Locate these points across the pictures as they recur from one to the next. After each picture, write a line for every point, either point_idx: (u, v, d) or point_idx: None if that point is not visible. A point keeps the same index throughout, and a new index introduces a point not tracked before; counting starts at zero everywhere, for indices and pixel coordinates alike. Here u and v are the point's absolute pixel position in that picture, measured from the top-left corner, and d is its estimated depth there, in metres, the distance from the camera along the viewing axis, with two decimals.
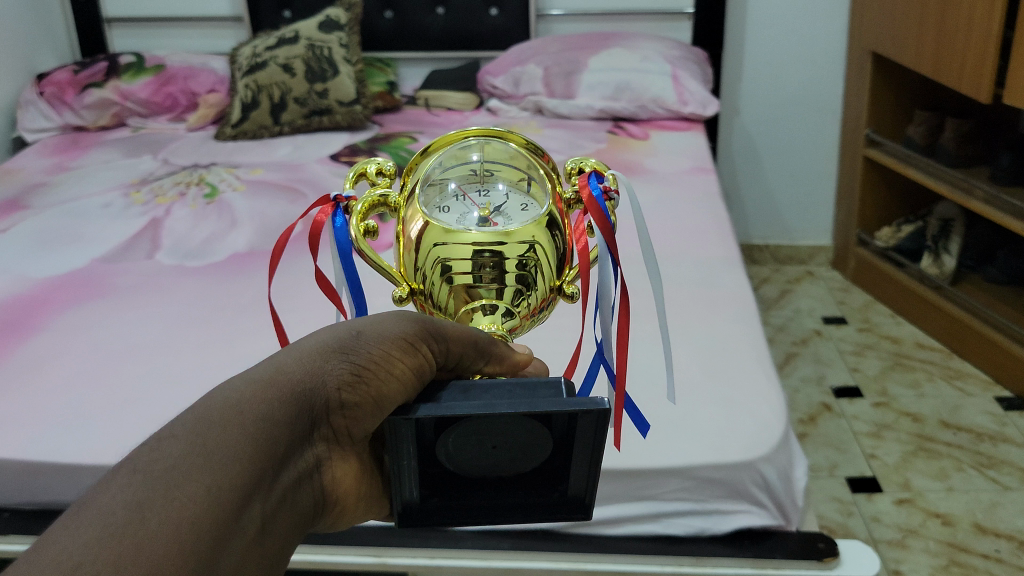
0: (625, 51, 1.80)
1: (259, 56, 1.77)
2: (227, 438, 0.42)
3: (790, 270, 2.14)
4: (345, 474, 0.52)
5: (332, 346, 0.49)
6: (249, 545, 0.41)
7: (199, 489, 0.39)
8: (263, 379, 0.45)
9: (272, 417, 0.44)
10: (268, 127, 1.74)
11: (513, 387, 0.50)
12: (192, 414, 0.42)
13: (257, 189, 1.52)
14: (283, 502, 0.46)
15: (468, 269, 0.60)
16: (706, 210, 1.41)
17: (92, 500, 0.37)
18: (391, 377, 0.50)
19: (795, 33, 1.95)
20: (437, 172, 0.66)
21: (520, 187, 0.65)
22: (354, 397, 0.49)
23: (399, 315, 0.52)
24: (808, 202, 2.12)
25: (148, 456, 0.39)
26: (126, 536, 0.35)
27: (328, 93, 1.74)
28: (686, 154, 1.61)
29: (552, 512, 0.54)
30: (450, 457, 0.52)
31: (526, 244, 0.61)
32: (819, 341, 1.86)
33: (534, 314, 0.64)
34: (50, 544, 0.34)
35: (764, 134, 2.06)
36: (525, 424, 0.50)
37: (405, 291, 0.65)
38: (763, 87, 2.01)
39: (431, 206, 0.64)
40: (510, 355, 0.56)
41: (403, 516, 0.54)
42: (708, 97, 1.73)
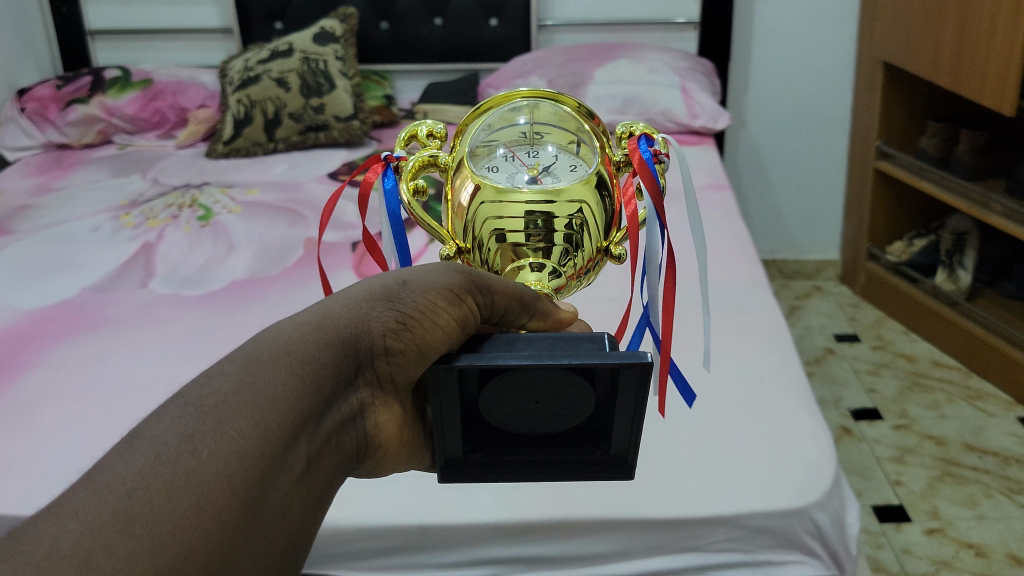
0: (632, 62, 1.74)
1: (251, 70, 1.69)
2: (275, 374, 0.46)
3: (797, 285, 2.09)
4: (389, 421, 0.56)
5: (376, 294, 0.53)
6: (297, 480, 0.46)
7: (248, 425, 0.42)
8: (312, 321, 0.50)
9: (318, 359, 0.48)
10: (261, 144, 1.67)
11: (557, 342, 0.54)
12: (244, 353, 0.47)
13: (254, 210, 1.45)
14: (330, 442, 0.50)
15: (520, 228, 0.62)
16: (727, 230, 1.35)
17: (150, 429, 0.41)
18: (436, 326, 0.54)
19: (803, 43, 1.90)
20: (485, 135, 0.68)
21: (569, 149, 0.67)
22: (397, 343, 0.53)
23: (445, 265, 0.56)
24: (815, 215, 2.07)
25: (198, 392, 0.43)
26: (178, 466, 0.39)
27: (325, 108, 1.67)
28: (699, 170, 1.55)
29: (595, 470, 0.58)
30: (491, 411, 0.56)
31: (577, 204, 0.63)
32: (833, 359, 1.81)
33: (580, 274, 0.65)
34: (108, 470, 0.39)
35: (771, 147, 2.00)
36: (569, 379, 0.54)
37: (451, 250, 0.66)
38: (771, 98, 1.95)
39: (481, 164, 0.66)
40: (556, 312, 0.59)
41: (446, 470, 0.57)
42: (718, 110, 1.67)
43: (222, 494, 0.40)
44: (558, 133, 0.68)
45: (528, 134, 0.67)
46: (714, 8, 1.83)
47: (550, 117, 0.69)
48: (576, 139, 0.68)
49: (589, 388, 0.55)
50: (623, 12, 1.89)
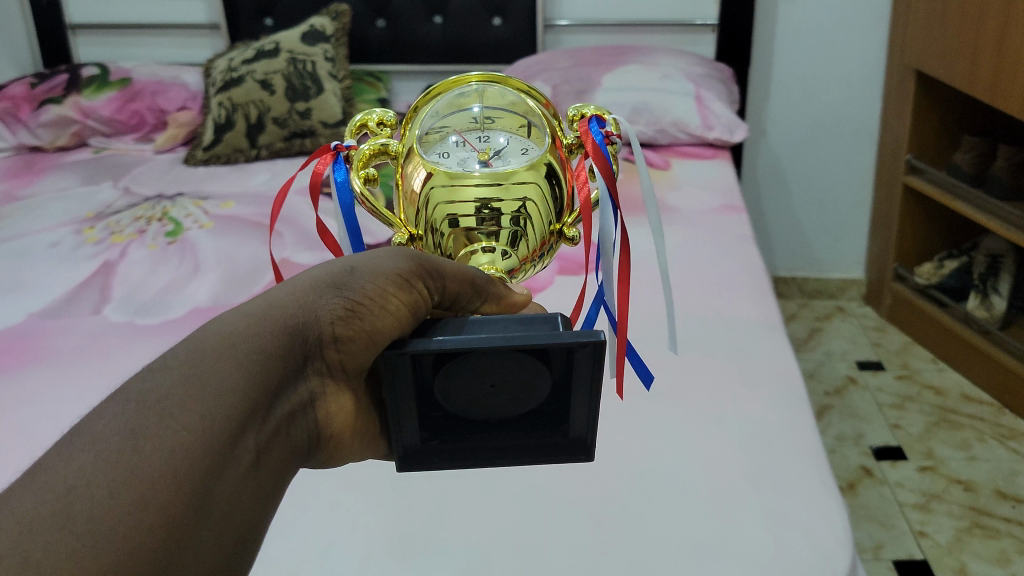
0: (643, 67, 1.61)
1: (235, 71, 1.59)
2: (223, 366, 0.46)
3: (819, 305, 1.95)
4: (338, 410, 0.58)
5: (323, 282, 0.55)
6: (248, 471, 0.45)
7: (193, 417, 0.42)
8: (258, 313, 0.51)
9: (266, 349, 0.49)
10: (243, 150, 1.56)
11: (511, 324, 0.58)
12: (189, 346, 0.47)
13: (227, 225, 1.35)
14: (278, 433, 0.50)
15: (471, 213, 0.69)
16: (740, 258, 1.22)
17: (89, 426, 0.40)
18: (386, 312, 0.56)
19: (828, 47, 1.76)
20: (436, 121, 0.74)
21: (519, 133, 0.74)
22: (345, 330, 0.55)
23: (389, 252, 0.58)
24: (839, 231, 1.94)
25: (140, 386, 0.43)
26: (120, 462, 0.39)
27: (311, 113, 1.56)
28: (712, 187, 1.43)
29: (557, 454, 0.61)
30: (448, 399, 0.59)
31: (524, 190, 0.70)
32: (854, 390, 1.68)
33: (534, 257, 0.72)
34: (43, 472, 0.38)
35: (793, 157, 1.87)
36: (525, 363, 0.57)
37: (404, 237, 0.74)
38: (793, 105, 1.82)
39: (433, 150, 0.72)
40: (507, 296, 0.64)
41: (404, 458, 0.61)
42: (735, 120, 1.55)
43: (168, 488, 0.39)
44: (508, 118, 0.75)
45: (479, 120, 0.73)
46: (734, 10, 1.71)
47: (501, 101, 0.75)
48: (525, 124, 0.74)
49: (545, 371, 0.58)
50: (636, 12, 1.76)
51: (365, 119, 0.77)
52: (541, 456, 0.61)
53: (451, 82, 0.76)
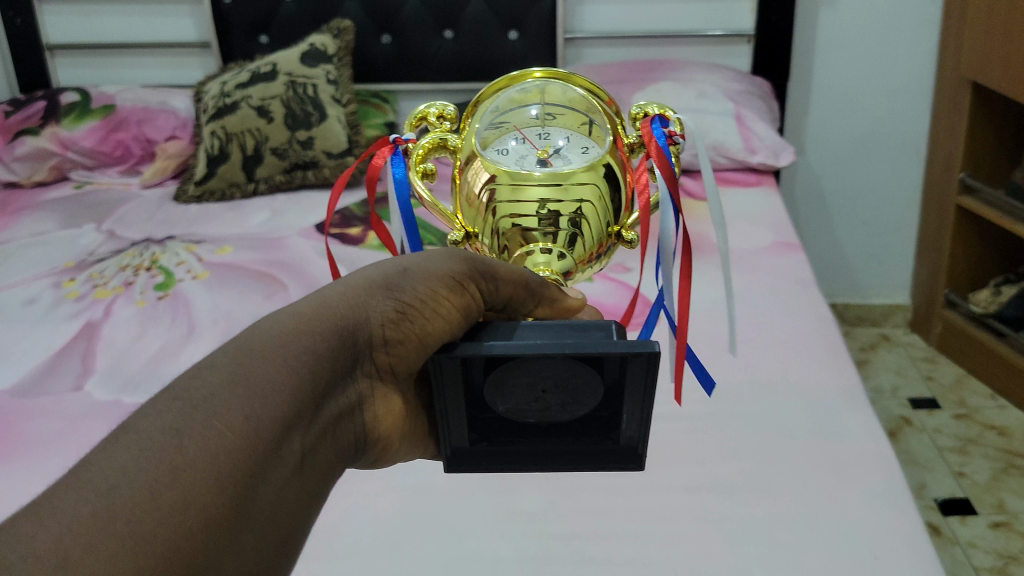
0: (677, 85, 1.47)
1: (228, 96, 1.44)
2: (269, 365, 0.46)
3: (862, 333, 1.82)
4: (387, 412, 0.59)
5: (377, 283, 0.57)
6: (289, 475, 0.45)
7: (238, 418, 0.42)
8: (310, 312, 0.52)
9: (314, 350, 0.49)
10: (240, 185, 1.42)
11: (564, 329, 0.59)
12: (236, 344, 0.47)
13: (224, 276, 1.20)
14: (326, 434, 0.51)
15: (531, 215, 0.68)
16: (805, 308, 1.08)
17: (137, 423, 0.40)
18: (437, 314, 0.58)
19: (872, 57, 1.62)
20: (498, 116, 0.73)
21: (581, 131, 0.73)
22: (396, 332, 0.57)
23: (443, 254, 0.60)
24: (883, 254, 1.80)
25: (189, 387, 0.43)
26: (165, 460, 0.39)
27: (314, 142, 1.41)
28: (762, 222, 1.29)
29: (606, 461, 0.63)
30: (497, 401, 0.62)
31: (583, 192, 0.69)
32: (910, 433, 1.54)
33: (589, 260, 0.71)
34: (90, 467, 0.38)
35: (833, 177, 1.73)
36: (576, 366, 0.59)
37: (460, 235, 0.73)
38: (834, 120, 1.68)
39: (491, 147, 0.71)
40: (561, 300, 0.65)
41: (452, 459, 0.64)
42: (780, 143, 1.41)
43: (209, 489, 0.39)
44: (569, 115, 0.73)
45: (539, 118, 0.72)
46: (771, 19, 1.56)
47: (563, 98, 0.74)
48: (586, 122, 0.73)
49: (597, 376, 0.60)
50: (664, 22, 1.62)
51: (424, 115, 0.79)
52: (588, 460, 0.63)
53: (512, 79, 0.75)
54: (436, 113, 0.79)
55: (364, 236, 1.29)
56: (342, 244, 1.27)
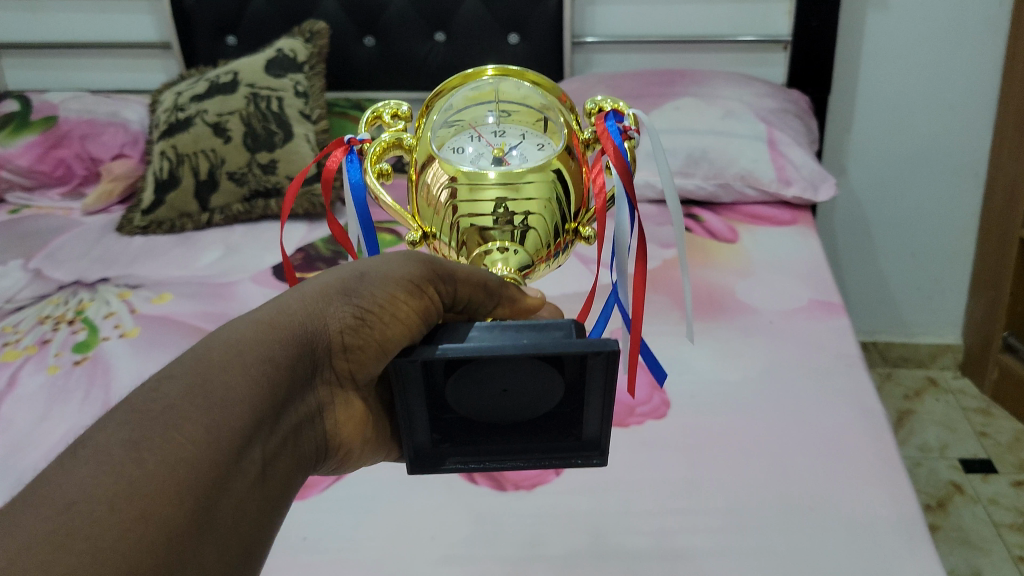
0: (699, 102, 1.27)
1: (182, 110, 1.26)
2: (228, 378, 0.45)
3: (906, 376, 1.61)
4: (348, 418, 0.57)
5: (335, 289, 0.53)
6: (251, 486, 0.44)
7: (197, 430, 0.42)
8: (267, 321, 0.50)
9: (274, 359, 0.48)
10: (192, 214, 1.24)
11: (524, 329, 0.53)
12: (193, 357, 0.46)
13: (155, 335, 1.02)
14: (286, 444, 0.50)
15: (486, 213, 0.62)
16: (847, 396, 0.88)
17: (92, 440, 0.40)
18: (396, 319, 0.54)
19: (927, 67, 1.40)
20: (452, 115, 0.68)
21: (536, 128, 0.67)
22: (355, 338, 0.54)
23: (396, 253, 0.56)
24: (931, 287, 1.60)
25: (144, 398, 0.42)
26: (123, 476, 0.38)
27: (277, 166, 1.23)
28: (797, 273, 1.08)
29: (569, 457, 0.59)
30: (459, 401, 0.58)
31: (544, 184, 0.64)
32: (962, 502, 1.33)
33: (550, 257, 0.66)
34: (51, 483, 0.37)
35: (876, 201, 1.53)
36: (537, 368, 0.56)
37: (418, 236, 0.67)
38: (879, 137, 1.47)
39: (447, 146, 0.66)
40: (521, 300, 0.59)
41: (415, 460, 0.60)
42: (819, 174, 1.20)
43: (169, 503, 0.39)
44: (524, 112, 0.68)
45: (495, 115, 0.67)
46: (811, 24, 1.35)
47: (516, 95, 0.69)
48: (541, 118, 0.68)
49: (558, 373, 0.57)
50: (687, 25, 1.41)
51: (379, 114, 0.72)
52: (548, 459, 0.59)
53: (466, 78, 0.70)
54: (393, 110, 0.72)
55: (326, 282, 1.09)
56: None
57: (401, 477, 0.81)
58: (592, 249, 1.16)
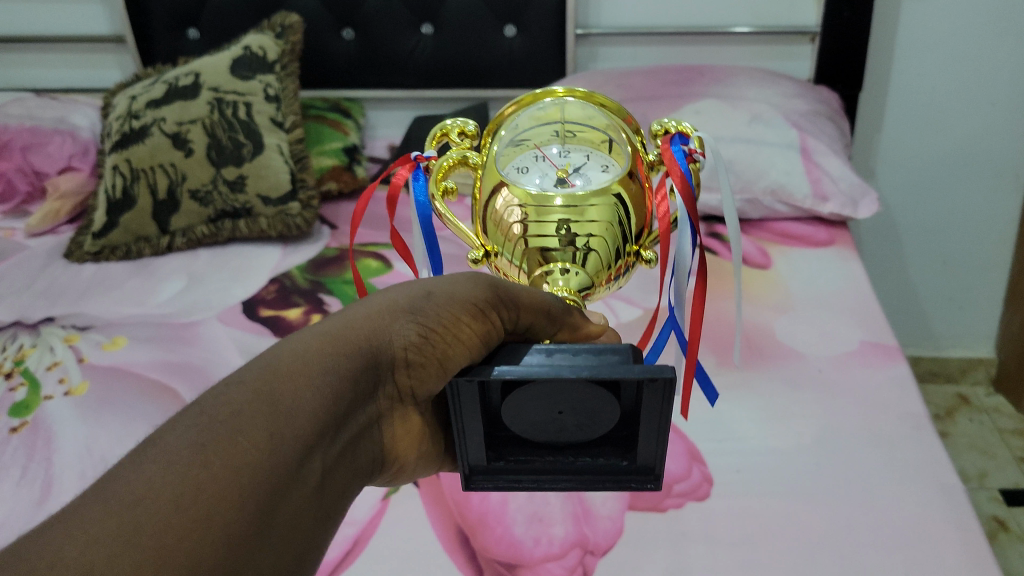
0: (722, 105, 1.13)
1: (136, 118, 1.11)
2: (294, 387, 0.45)
3: (935, 393, 1.50)
4: (404, 432, 0.58)
5: (401, 307, 0.52)
6: (307, 493, 0.44)
7: (262, 436, 0.41)
8: (332, 333, 0.48)
9: (340, 370, 0.47)
10: (151, 238, 1.09)
11: (582, 352, 0.50)
12: (262, 363, 0.45)
13: (105, 392, 0.87)
14: (343, 453, 0.49)
15: (549, 233, 0.55)
16: (919, 469, 0.75)
17: (164, 439, 0.40)
18: (458, 341, 0.52)
19: (967, 60, 1.26)
20: (515, 135, 0.60)
21: (601, 150, 0.59)
22: (418, 357, 0.52)
23: (464, 274, 0.54)
24: (963, 298, 1.48)
25: (214, 402, 0.42)
26: (189, 476, 0.38)
27: (245, 183, 1.08)
28: (842, 310, 0.95)
29: (623, 478, 0.57)
30: (517, 423, 0.55)
31: (610, 204, 0.55)
32: (1009, 539, 1.19)
33: (612, 278, 0.57)
34: (116, 482, 0.37)
35: (906, 205, 1.40)
36: (595, 393, 0.52)
37: (480, 253, 0.59)
38: (911, 137, 1.34)
39: (510, 166, 0.58)
40: (583, 327, 0.55)
41: (469, 477, 0.57)
42: (860, 187, 1.07)
43: (231, 505, 0.39)
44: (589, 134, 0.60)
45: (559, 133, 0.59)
46: (842, 14, 1.21)
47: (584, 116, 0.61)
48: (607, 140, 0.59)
49: (615, 398, 0.53)
50: (702, 14, 1.27)
51: (446, 132, 0.63)
52: (599, 480, 0.57)
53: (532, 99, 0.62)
54: (460, 128, 0.63)
55: (304, 321, 0.95)
56: (273, 334, 0.93)
57: None
58: None
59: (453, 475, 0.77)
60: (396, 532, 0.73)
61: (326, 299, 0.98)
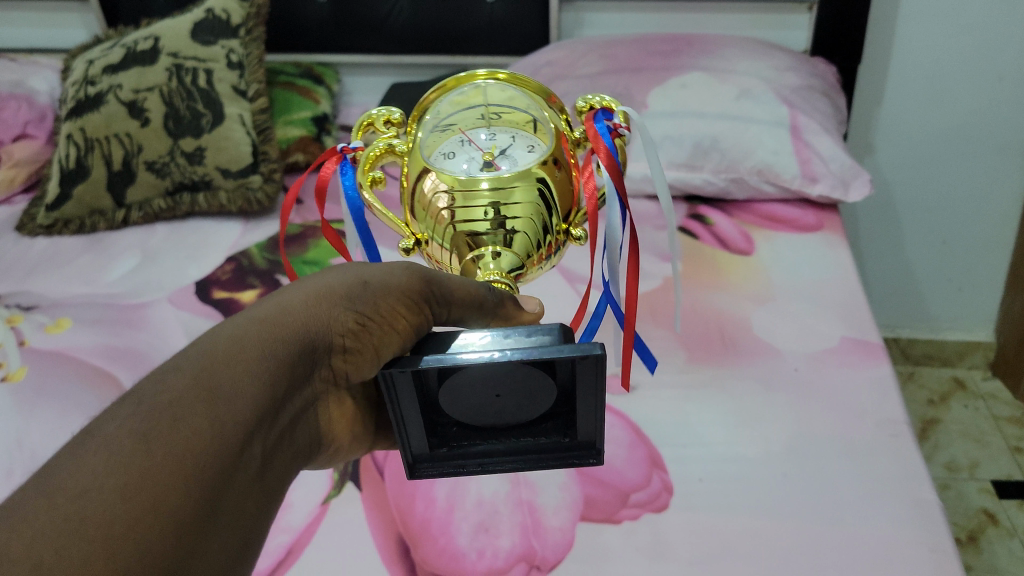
0: (710, 78, 1.07)
1: (92, 84, 1.05)
2: (235, 371, 0.42)
3: (930, 375, 1.45)
4: (340, 415, 0.53)
5: (338, 294, 0.48)
6: (252, 479, 0.42)
7: (204, 422, 0.39)
8: (268, 318, 0.45)
9: (278, 356, 0.44)
10: (106, 212, 1.04)
11: (510, 334, 0.45)
12: (197, 350, 0.42)
13: (41, 376, 0.82)
14: (283, 438, 0.46)
15: (477, 216, 0.54)
16: (891, 482, 0.70)
17: (100, 429, 0.37)
18: (391, 330, 0.49)
19: (972, 34, 1.19)
20: (439, 120, 0.59)
21: (526, 130, 0.59)
22: (353, 344, 0.49)
23: (398, 263, 0.50)
24: (963, 278, 1.43)
25: (153, 389, 0.39)
26: (131, 466, 0.36)
27: (205, 155, 1.03)
28: (827, 304, 0.89)
29: (566, 458, 0.51)
30: (454, 406, 0.50)
31: (536, 184, 0.55)
32: (997, 534, 1.14)
33: (543, 258, 0.57)
34: (53, 473, 0.35)
35: (904, 183, 1.34)
36: (528, 373, 0.47)
37: (410, 242, 0.58)
38: (912, 112, 1.28)
39: (436, 153, 0.57)
40: (516, 318, 0.51)
41: (413, 466, 0.52)
42: (851, 169, 1.01)
43: (177, 492, 0.37)
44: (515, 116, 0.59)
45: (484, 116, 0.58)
46: None
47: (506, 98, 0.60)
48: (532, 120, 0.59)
49: (550, 378, 0.48)
50: None
51: (372, 122, 0.62)
52: (544, 462, 0.51)
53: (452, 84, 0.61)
54: (385, 117, 0.62)
55: None
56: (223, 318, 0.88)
57: None
58: (580, 259, 0.98)
59: (398, 479, 0.73)
60: (333, 541, 0.68)
61: (282, 280, 0.94)
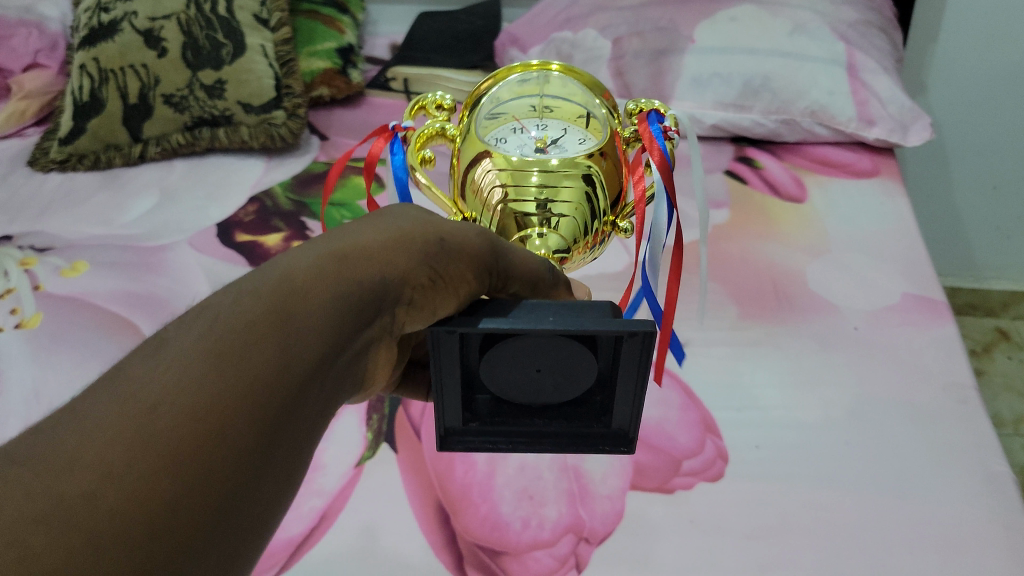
0: (760, 11, 1.00)
1: (105, 10, 0.99)
2: (311, 300, 0.37)
3: (973, 325, 1.40)
4: (382, 370, 0.47)
5: (415, 245, 0.41)
6: (316, 420, 0.37)
7: (277, 350, 0.34)
8: (344, 252, 0.39)
9: (354, 292, 0.39)
10: (121, 146, 0.99)
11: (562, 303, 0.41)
12: (273, 270, 0.37)
13: (57, 321, 0.78)
14: (341, 382, 0.41)
15: (527, 197, 0.49)
16: (960, 451, 0.65)
17: (169, 347, 0.33)
18: (455, 294, 0.43)
19: None
20: (493, 106, 0.56)
21: (579, 123, 0.55)
22: (421, 300, 0.42)
23: (472, 226, 0.44)
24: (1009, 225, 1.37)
25: (224, 308, 0.35)
26: (198, 391, 0.31)
27: (225, 88, 0.98)
28: (884, 255, 0.84)
29: (596, 443, 0.48)
30: (491, 381, 0.46)
31: (586, 169, 0.51)
32: None
33: (591, 246, 0.52)
34: (122, 384, 0.31)
35: (953, 126, 1.28)
36: (570, 351, 0.43)
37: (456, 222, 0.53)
38: (966, 51, 1.21)
39: (488, 136, 0.54)
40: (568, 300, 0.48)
41: (442, 438, 0.48)
42: (910, 112, 0.96)
43: (246, 426, 0.32)
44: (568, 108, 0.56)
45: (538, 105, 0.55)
46: None
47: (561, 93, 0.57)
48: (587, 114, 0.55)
49: (593, 358, 0.44)
50: None
51: (423, 106, 0.60)
52: (573, 445, 0.48)
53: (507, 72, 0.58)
54: (437, 102, 0.60)
55: (282, 250, 0.86)
56: (247, 262, 0.84)
57: (369, 567, 0.60)
58: None
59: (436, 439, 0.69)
60: (369, 505, 0.65)
61: (309, 223, 0.89)
